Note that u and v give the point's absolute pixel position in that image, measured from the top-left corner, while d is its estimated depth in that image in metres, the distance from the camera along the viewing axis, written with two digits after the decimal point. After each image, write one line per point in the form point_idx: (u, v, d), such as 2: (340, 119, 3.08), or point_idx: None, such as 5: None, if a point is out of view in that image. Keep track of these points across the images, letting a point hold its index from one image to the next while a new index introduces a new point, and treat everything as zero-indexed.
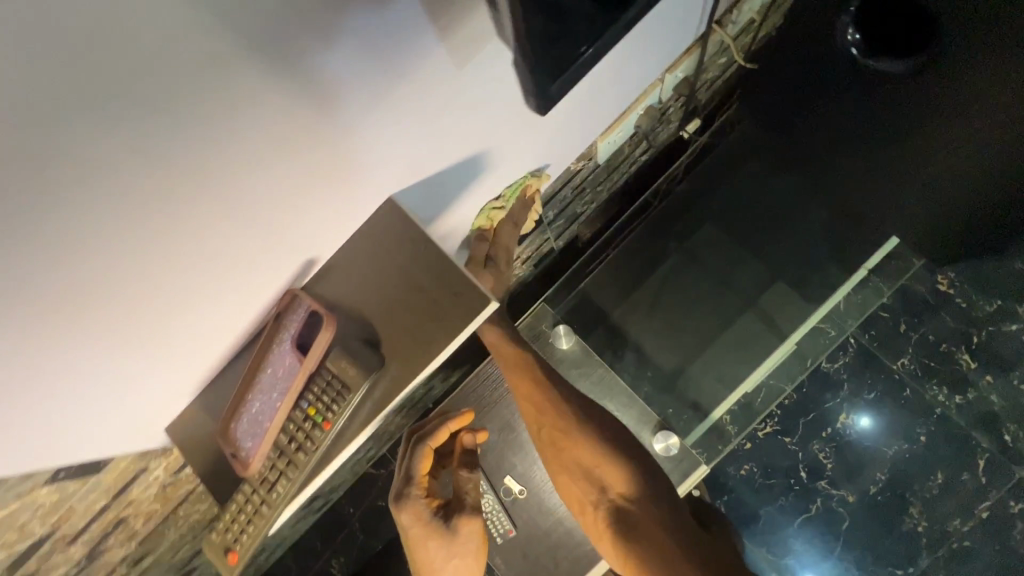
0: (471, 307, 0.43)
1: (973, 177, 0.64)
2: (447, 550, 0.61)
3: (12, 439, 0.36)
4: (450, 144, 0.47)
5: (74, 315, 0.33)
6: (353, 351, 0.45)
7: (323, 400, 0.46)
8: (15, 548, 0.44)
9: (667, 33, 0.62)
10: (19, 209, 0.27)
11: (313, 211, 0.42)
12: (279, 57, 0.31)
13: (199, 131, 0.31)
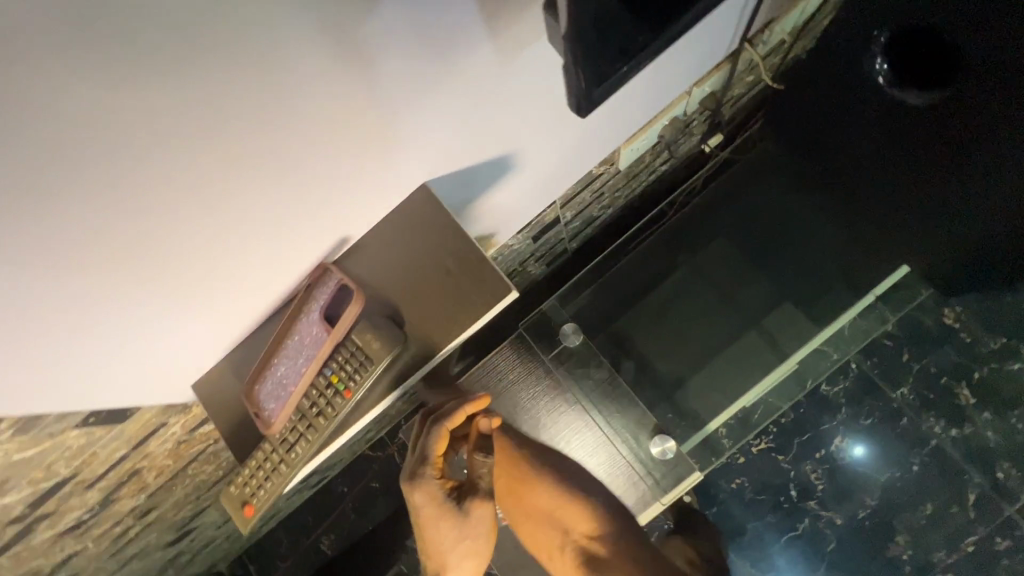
0: (490, 295, 0.48)
1: (988, 214, 0.65)
2: (456, 530, 0.65)
3: (54, 376, 0.38)
4: (484, 138, 0.49)
5: (122, 268, 0.35)
6: (377, 325, 0.49)
7: (346, 369, 0.49)
8: (41, 486, 0.46)
9: (699, 48, 0.64)
10: (89, 164, 0.29)
11: (351, 192, 0.44)
12: (342, 45, 0.32)
13: (257, 106, 0.32)
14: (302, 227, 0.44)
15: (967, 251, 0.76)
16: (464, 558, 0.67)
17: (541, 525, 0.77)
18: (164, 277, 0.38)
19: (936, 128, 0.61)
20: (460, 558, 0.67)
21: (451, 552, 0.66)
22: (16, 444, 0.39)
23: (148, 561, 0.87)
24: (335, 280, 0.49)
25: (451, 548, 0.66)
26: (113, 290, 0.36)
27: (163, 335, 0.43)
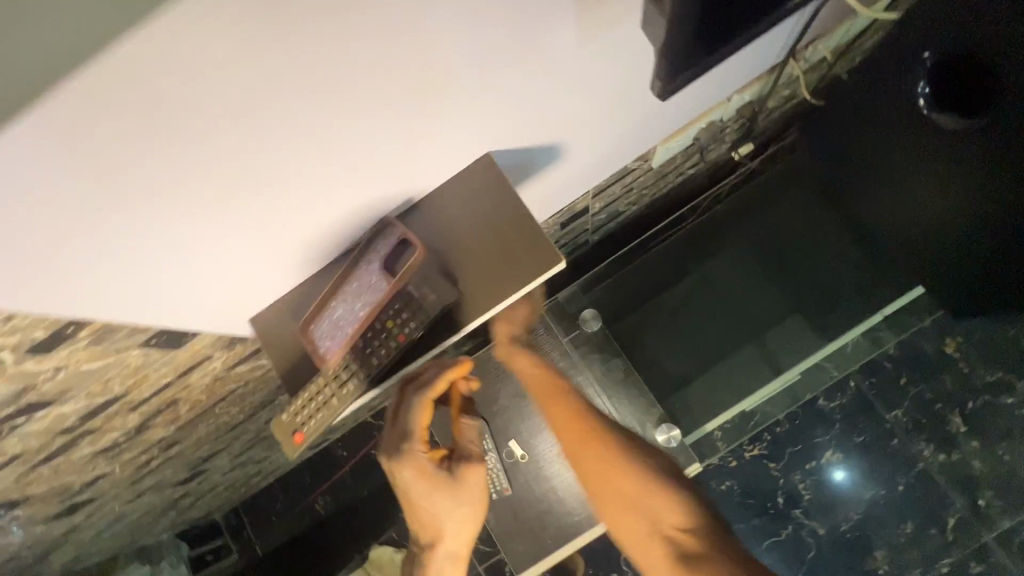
0: (544, 261, 0.48)
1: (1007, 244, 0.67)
2: (447, 497, 0.59)
3: (118, 300, 0.39)
4: (543, 120, 0.50)
5: (196, 203, 0.36)
6: (435, 278, 0.48)
7: (402, 317, 0.47)
8: (95, 399, 0.49)
9: (746, 57, 0.67)
10: (189, 103, 0.30)
11: (423, 158, 0.45)
12: (435, 12, 0.33)
13: (349, 64, 0.33)
14: (369, 189, 0.45)
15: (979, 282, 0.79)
16: (457, 531, 0.60)
17: (625, 525, 0.56)
18: (235, 219, 0.40)
19: (975, 158, 0.62)
20: (451, 531, 0.60)
21: (441, 521, 0.60)
22: (88, 354, 0.42)
23: (159, 496, 0.91)
24: (397, 233, 0.47)
25: (451, 522, 0.60)
26: (187, 225, 0.38)
27: (224, 275, 0.44)
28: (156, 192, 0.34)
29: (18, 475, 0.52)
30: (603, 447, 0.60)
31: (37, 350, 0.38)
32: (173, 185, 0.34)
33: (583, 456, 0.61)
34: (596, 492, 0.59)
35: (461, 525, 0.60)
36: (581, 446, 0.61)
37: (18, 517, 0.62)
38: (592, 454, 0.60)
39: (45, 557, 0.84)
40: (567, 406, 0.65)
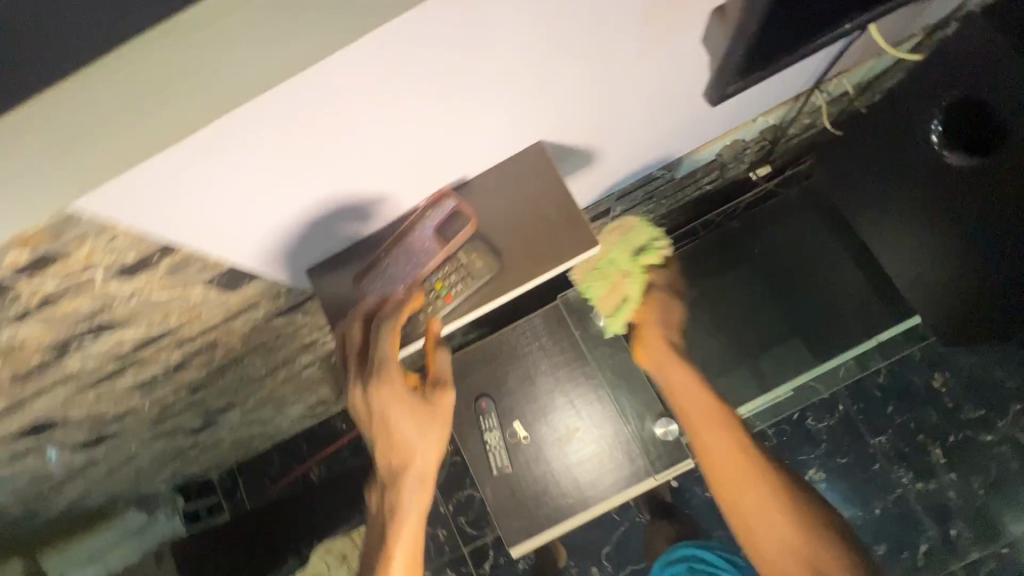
0: (583, 242, 0.51)
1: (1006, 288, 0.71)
2: (421, 421, 0.53)
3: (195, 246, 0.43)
4: (592, 117, 0.55)
5: (286, 167, 0.40)
6: (480, 247, 0.52)
7: (450, 278, 0.51)
8: (151, 330, 0.53)
9: (776, 84, 0.72)
10: (312, 87, 0.33)
11: (486, 137, 0.49)
12: (530, 22, 0.37)
13: (448, 60, 0.37)
14: (431, 165, 0.49)
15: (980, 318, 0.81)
16: (428, 457, 0.54)
17: (760, 534, 0.66)
18: (315, 180, 0.43)
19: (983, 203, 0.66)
20: (422, 460, 0.54)
21: (408, 448, 0.53)
22: (161, 284, 0.46)
23: (170, 443, 0.94)
24: (450, 206, 0.51)
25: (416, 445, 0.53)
26: (277, 184, 0.41)
27: (284, 231, 0.48)
28: (259, 156, 0.37)
29: (68, 393, 0.56)
30: (751, 454, 0.69)
31: (121, 273, 0.42)
32: (273, 151, 0.38)
33: (728, 463, 0.69)
34: (725, 491, 0.69)
35: (432, 449, 0.54)
36: (728, 456, 0.69)
37: (50, 439, 0.66)
38: (737, 461, 0.69)
39: (57, 488, 0.87)
40: (717, 416, 0.72)
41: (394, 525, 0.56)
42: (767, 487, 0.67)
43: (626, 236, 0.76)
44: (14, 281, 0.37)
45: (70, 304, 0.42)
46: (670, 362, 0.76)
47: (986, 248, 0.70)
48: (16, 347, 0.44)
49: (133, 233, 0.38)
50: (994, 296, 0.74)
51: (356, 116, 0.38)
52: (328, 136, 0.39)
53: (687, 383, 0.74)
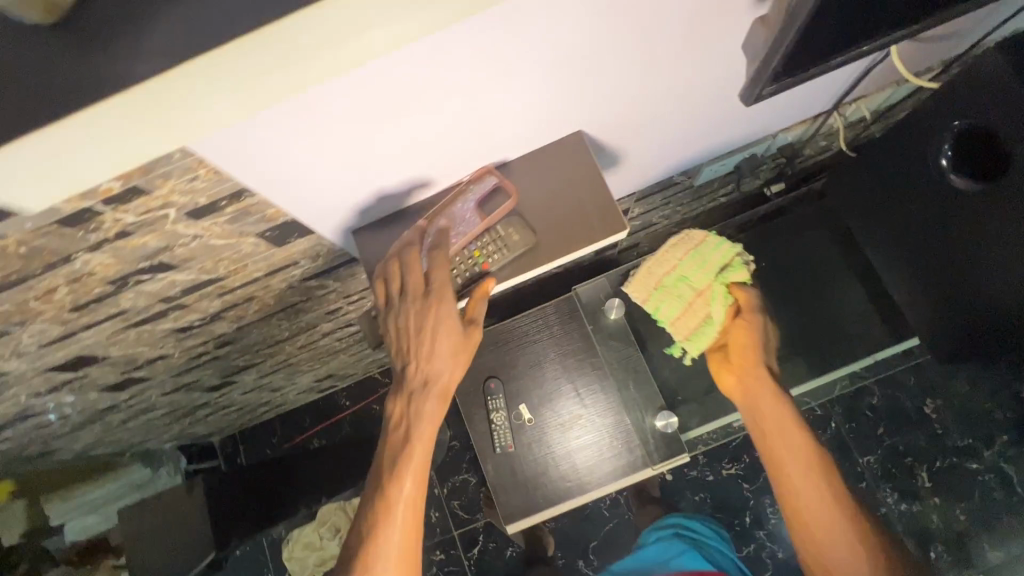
0: (610, 228, 0.54)
1: (1000, 317, 0.74)
2: (453, 341, 0.53)
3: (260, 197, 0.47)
4: (631, 118, 0.58)
5: (355, 130, 0.44)
6: (516, 222, 0.55)
7: (487, 249, 0.55)
8: (200, 276, 0.56)
9: (802, 102, 0.74)
10: (397, 56, 0.37)
11: (534, 124, 0.53)
12: (592, 16, 0.41)
13: (515, 42, 0.41)
14: (479, 145, 0.53)
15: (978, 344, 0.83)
16: (453, 376, 0.55)
17: (819, 553, 0.63)
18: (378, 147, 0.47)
19: (985, 230, 0.69)
20: (450, 378, 0.55)
21: (437, 363, 0.54)
22: (220, 231, 0.49)
23: (187, 398, 0.97)
24: (491, 183, 0.56)
25: (441, 364, 0.54)
26: (345, 147, 0.45)
27: (338, 194, 0.52)
28: (336, 116, 0.41)
29: (114, 329, 0.59)
30: (837, 495, 0.65)
31: (191, 215, 0.45)
32: (349, 112, 0.41)
33: (810, 496, 0.65)
34: (806, 528, 0.64)
35: (459, 370, 0.55)
36: (812, 489, 0.65)
37: (84, 376, 0.69)
38: (820, 498, 0.65)
39: (76, 430, 0.90)
40: (805, 447, 0.68)
41: (409, 440, 0.55)
42: (854, 534, 0.62)
43: (698, 254, 0.83)
44: (101, 211, 0.40)
45: (140, 240, 0.46)
46: (765, 384, 0.74)
47: (990, 275, 0.72)
48: (84, 277, 0.48)
49: (212, 179, 0.42)
50: (985, 326, 0.78)
51: (426, 86, 0.42)
52: (399, 106, 0.43)
53: (778, 409, 0.71)
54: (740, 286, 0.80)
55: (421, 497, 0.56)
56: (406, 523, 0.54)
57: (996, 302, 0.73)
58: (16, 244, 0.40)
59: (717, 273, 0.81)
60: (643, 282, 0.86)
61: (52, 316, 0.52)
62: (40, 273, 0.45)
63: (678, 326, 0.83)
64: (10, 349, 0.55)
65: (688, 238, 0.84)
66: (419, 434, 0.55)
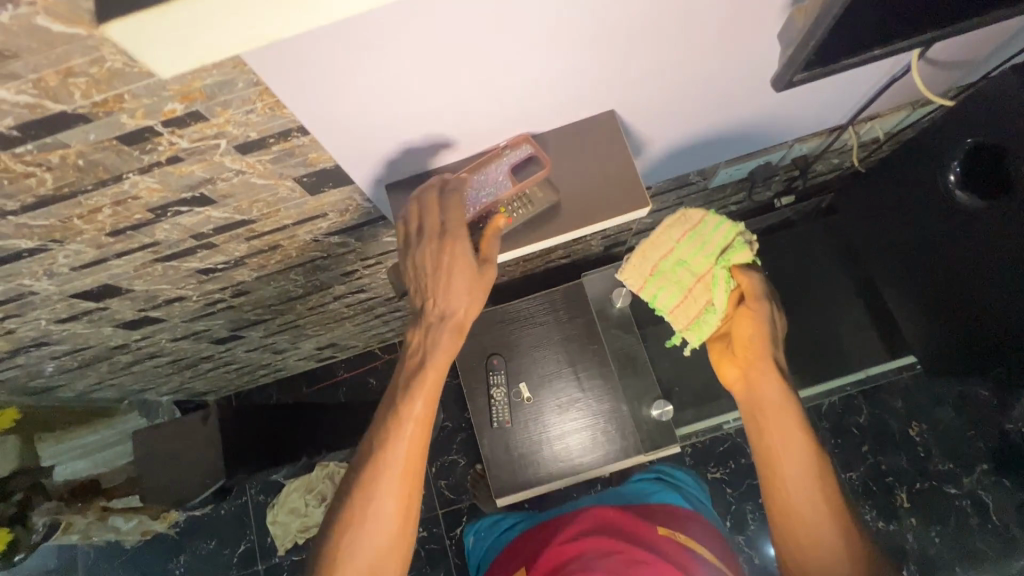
0: (634, 203, 0.57)
1: (992, 336, 0.77)
2: (467, 279, 0.55)
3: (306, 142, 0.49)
4: (663, 105, 0.60)
5: (405, 83, 0.46)
6: (544, 186, 0.58)
7: (512, 206, 0.58)
8: (234, 216, 0.58)
9: (820, 114, 0.77)
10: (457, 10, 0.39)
11: (571, 98, 0.55)
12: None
13: (567, 12, 0.43)
14: (517, 113, 0.55)
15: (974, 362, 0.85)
16: (468, 313, 0.56)
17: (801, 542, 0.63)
18: (424, 105, 0.50)
19: (988, 251, 0.72)
20: (464, 315, 0.56)
21: (453, 299, 0.55)
22: (262, 169, 0.51)
23: (193, 348, 0.99)
24: (524, 151, 0.58)
25: (455, 298, 0.55)
26: (393, 101, 0.48)
27: (379, 148, 0.54)
28: (390, 65, 0.43)
29: (144, 260, 0.61)
30: (830, 505, 0.63)
31: (239, 149, 0.47)
32: (403, 63, 0.43)
33: (798, 502, 0.64)
34: (791, 517, 0.64)
35: (474, 307, 0.57)
36: (803, 497, 0.64)
37: (104, 308, 0.71)
38: (810, 506, 0.63)
39: (83, 367, 0.92)
40: (804, 454, 0.65)
41: (423, 367, 0.57)
42: (840, 545, 0.61)
43: (695, 236, 0.78)
44: (159, 132, 0.43)
45: (187, 169, 0.48)
46: (771, 382, 0.68)
47: (988, 295, 0.74)
48: (128, 200, 0.50)
49: (267, 113, 0.44)
50: (980, 341, 0.80)
51: (477, 46, 0.44)
52: (446, 62, 0.45)
53: (782, 411, 0.67)
54: (742, 270, 0.75)
55: (428, 424, 0.58)
56: (411, 442, 0.57)
57: (990, 321, 0.76)
58: (76, 155, 0.42)
59: (717, 256, 0.77)
60: (638, 270, 0.83)
61: (90, 237, 0.54)
62: (90, 189, 0.47)
63: (677, 315, 0.81)
64: (45, 267, 0.57)
65: (684, 219, 0.79)
66: (432, 364, 0.57)
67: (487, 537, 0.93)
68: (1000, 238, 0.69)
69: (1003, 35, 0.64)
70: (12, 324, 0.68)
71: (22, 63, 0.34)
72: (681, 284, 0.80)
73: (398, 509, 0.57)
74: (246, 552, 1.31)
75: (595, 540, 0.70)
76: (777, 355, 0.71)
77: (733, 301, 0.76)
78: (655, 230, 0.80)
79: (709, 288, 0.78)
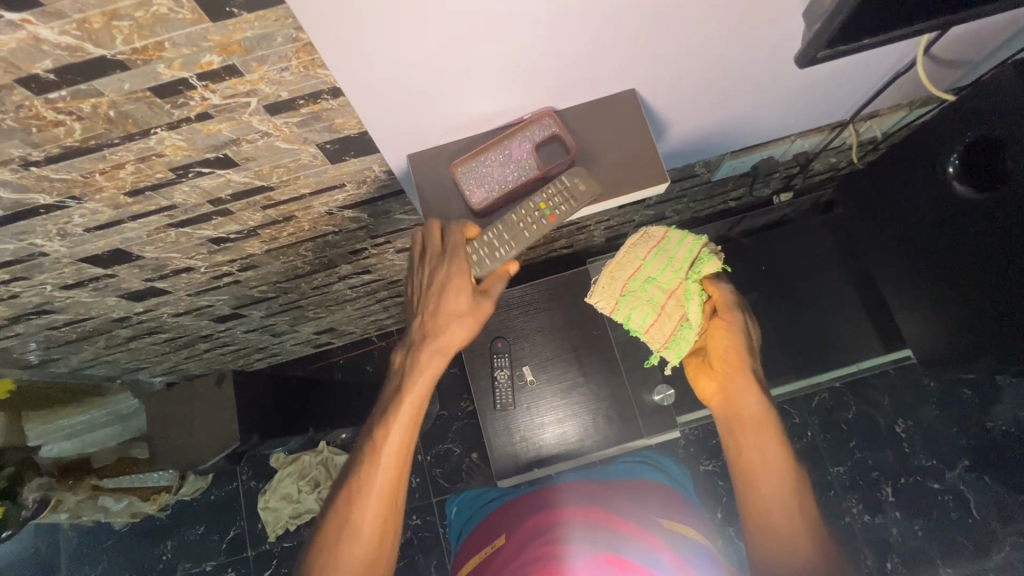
0: (653, 177, 0.58)
1: (983, 323, 0.80)
2: (466, 298, 0.59)
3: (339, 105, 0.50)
4: (683, 88, 0.62)
5: (441, 48, 0.47)
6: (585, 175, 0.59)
7: (552, 200, 0.59)
8: (253, 181, 0.58)
9: (824, 110, 0.79)
10: None
11: (596, 74, 0.56)
12: None
13: None
14: (544, 87, 0.56)
15: (965, 353, 0.88)
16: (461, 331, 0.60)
17: (770, 539, 0.63)
18: (456, 71, 0.50)
19: (983, 237, 0.75)
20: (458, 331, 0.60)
21: (442, 323, 0.59)
22: (288, 132, 0.51)
23: (193, 325, 0.98)
24: (549, 127, 0.60)
25: (447, 319, 0.59)
26: (429, 63, 0.48)
27: (409, 117, 0.55)
28: (428, 28, 0.44)
29: (157, 224, 0.61)
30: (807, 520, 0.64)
31: (268, 109, 0.48)
32: (442, 26, 0.45)
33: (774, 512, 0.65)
34: (762, 517, 0.65)
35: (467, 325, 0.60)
36: (779, 508, 0.65)
37: (112, 276, 0.70)
38: (787, 518, 0.64)
39: (79, 341, 0.90)
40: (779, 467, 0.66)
41: (405, 387, 0.59)
42: (814, 552, 0.61)
43: (660, 253, 0.82)
44: (193, 86, 0.43)
45: (215, 127, 0.48)
46: (751, 394, 0.69)
47: (983, 283, 0.77)
48: (153, 157, 0.50)
49: (300, 72, 0.44)
50: (971, 329, 0.83)
51: (514, 13, 0.45)
52: (482, 26, 0.46)
53: (761, 425, 0.68)
54: (713, 280, 0.78)
55: (409, 446, 0.59)
56: (392, 462, 0.58)
57: (982, 306, 0.79)
58: (107, 105, 0.42)
59: (685, 270, 0.79)
60: (608, 289, 0.84)
61: (109, 196, 0.54)
62: (117, 142, 0.46)
63: (652, 334, 0.81)
64: (59, 226, 0.57)
65: (648, 237, 0.83)
66: (416, 383, 0.59)
67: (474, 503, 0.94)
68: (994, 226, 0.73)
69: (1006, 33, 0.68)
70: (18, 287, 0.67)
71: (69, 1, 0.34)
72: (654, 302, 0.81)
73: (377, 524, 0.57)
74: (234, 538, 1.29)
75: (580, 509, 0.73)
76: (755, 368, 0.72)
77: (707, 315, 0.77)
78: (620, 249, 0.83)
79: (681, 303, 0.79)
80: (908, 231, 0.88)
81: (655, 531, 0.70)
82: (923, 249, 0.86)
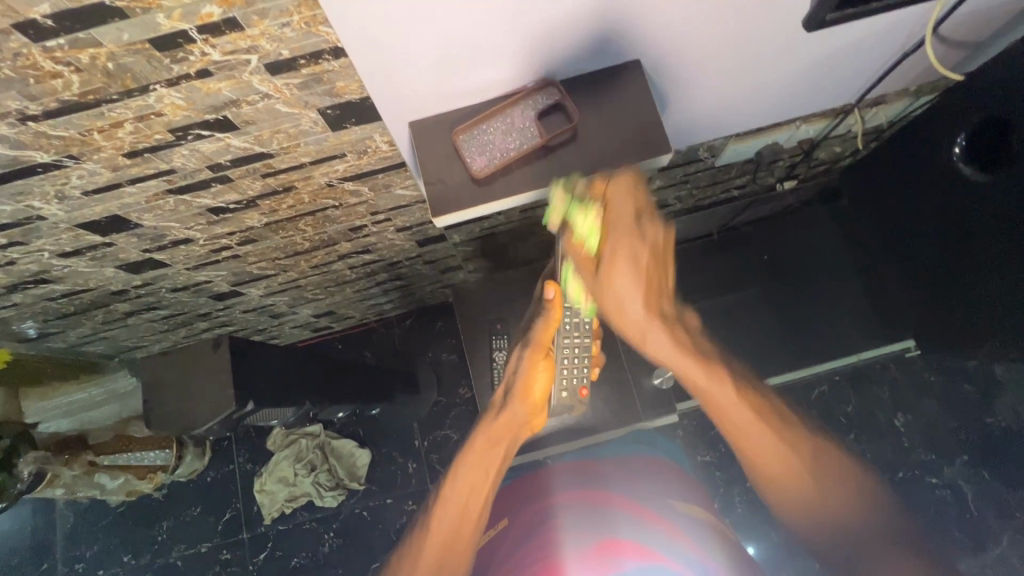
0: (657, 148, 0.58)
1: (991, 300, 0.81)
2: (530, 355, 0.75)
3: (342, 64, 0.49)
4: (689, 58, 0.61)
5: (448, 9, 0.47)
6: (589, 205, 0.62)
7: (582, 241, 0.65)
8: (253, 147, 0.58)
9: (829, 90, 0.78)
10: None
11: (601, 41, 0.56)
12: None
13: None
14: (549, 54, 0.56)
15: (968, 334, 0.88)
16: (523, 380, 0.74)
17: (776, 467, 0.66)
18: (465, 34, 0.51)
19: (984, 215, 0.77)
20: (520, 380, 0.75)
21: (512, 377, 0.75)
22: (289, 95, 0.51)
23: (192, 302, 0.98)
24: (552, 95, 0.60)
25: (517, 374, 0.75)
26: (436, 23, 0.48)
27: (413, 80, 0.55)
28: None
29: (157, 189, 0.60)
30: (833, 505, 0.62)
31: (269, 68, 0.47)
32: None
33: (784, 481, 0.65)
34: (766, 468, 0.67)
35: (534, 377, 0.75)
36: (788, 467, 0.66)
37: (110, 245, 0.70)
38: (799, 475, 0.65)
39: (77, 314, 0.90)
40: (770, 435, 0.67)
41: (478, 432, 0.73)
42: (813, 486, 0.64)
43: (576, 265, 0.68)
44: (193, 39, 0.42)
45: (215, 86, 0.48)
46: (669, 344, 0.69)
47: (986, 261, 0.79)
48: (152, 116, 0.49)
49: (301, 29, 0.44)
50: (976, 310, 0.84)
51: None
52: None
53: (700, 362, 0.68)
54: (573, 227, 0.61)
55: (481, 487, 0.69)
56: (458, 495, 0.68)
57: (989, 282, 0.79)
58: (107, 57, 0.42)
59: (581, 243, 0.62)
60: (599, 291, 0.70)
61: (107, 157, 0.53)
62: (116, 98, 0.46)
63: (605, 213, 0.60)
64: (56, 188, 0.56)
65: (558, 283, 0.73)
66: (487, 424, 0.73)
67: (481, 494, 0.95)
68: (998, 197, 0.74)
69: (1004, 20, 0.69)
70: (15, 253, 0.67)
71: None
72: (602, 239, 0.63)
73: (436, 545, 0.65)
74: (230, 520, 1.29)
75: (576, 491, 0.82)
76: (654, 281, 0.66)
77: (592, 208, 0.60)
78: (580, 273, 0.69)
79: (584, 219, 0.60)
80: (907, 212, 0.90)
81: (662, 513, 0.78)
82: (925, 232, 0.88)
